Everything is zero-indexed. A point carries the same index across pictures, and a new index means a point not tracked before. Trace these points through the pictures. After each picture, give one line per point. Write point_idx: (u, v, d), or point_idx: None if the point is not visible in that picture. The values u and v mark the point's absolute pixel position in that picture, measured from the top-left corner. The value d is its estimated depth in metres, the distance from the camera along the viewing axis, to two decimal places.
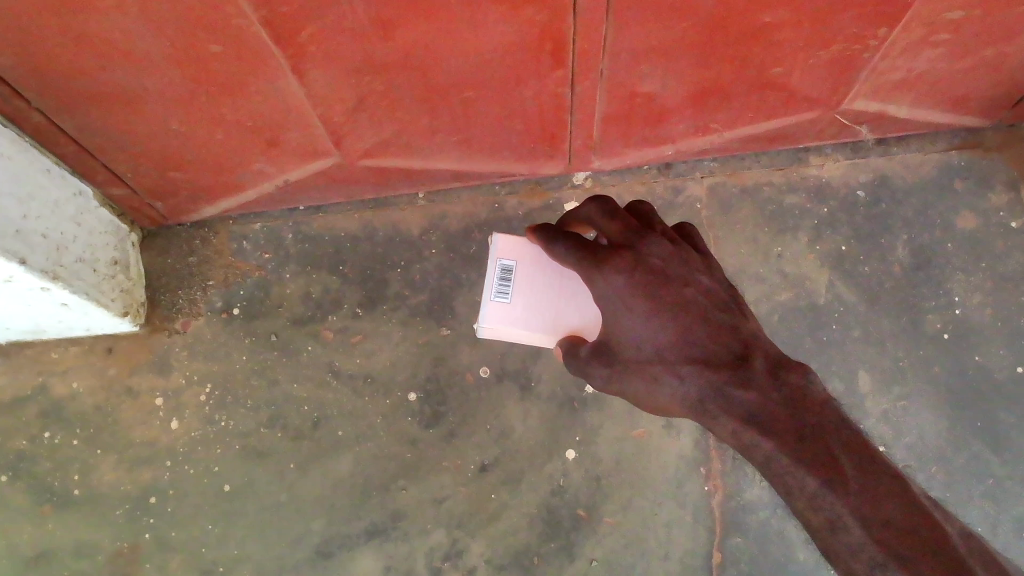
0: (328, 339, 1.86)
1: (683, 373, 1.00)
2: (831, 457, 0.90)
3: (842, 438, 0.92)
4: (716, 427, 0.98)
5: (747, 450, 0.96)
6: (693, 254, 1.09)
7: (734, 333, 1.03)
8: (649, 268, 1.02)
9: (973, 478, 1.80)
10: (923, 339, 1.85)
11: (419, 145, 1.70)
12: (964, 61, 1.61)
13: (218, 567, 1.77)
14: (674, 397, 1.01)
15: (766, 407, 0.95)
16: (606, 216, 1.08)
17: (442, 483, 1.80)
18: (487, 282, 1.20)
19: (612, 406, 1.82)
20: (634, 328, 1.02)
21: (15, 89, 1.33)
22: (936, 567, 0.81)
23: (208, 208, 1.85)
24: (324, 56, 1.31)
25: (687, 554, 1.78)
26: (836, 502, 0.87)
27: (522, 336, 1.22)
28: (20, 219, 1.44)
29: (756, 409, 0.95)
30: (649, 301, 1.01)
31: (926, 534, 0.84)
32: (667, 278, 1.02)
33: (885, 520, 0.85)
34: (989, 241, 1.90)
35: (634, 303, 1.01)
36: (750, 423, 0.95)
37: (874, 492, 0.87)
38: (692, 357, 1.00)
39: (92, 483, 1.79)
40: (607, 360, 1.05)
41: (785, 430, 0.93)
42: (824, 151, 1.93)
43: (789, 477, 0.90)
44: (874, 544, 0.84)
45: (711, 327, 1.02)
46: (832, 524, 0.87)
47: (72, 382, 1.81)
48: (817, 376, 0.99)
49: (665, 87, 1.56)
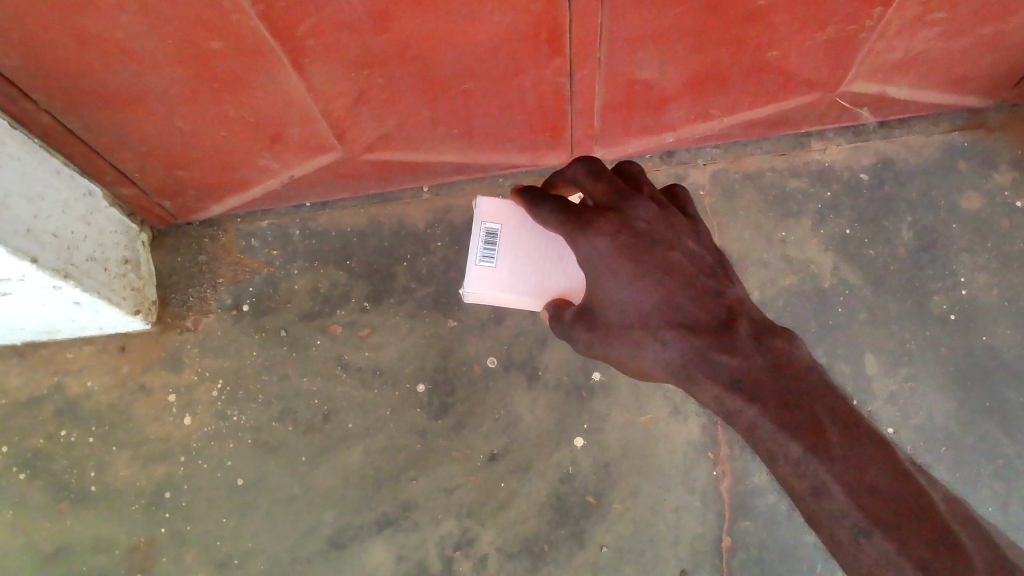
0: (337, 333, 1.88)
1: (666, 338, 1.01)
2: (816, 423, 0.93)
3: (828, 405, 0.95)
4: (699, 392, 1.01)
5: (730, 415, 0.99)
6: (680, 218, 1.10)
7: (719, 299, 1.04)
8: (635, 231, 1.02)
9: (982, 457, 1.80)
10: (929, 321, 1.85)
11: (422, 138, 1.71)
12: (963, 40, 1.61)
13: (233, 560, 1.79)
14: (657, 361, 1.02)
15: (750, 371, 0.98)
16: (594, 177, 1.08)
17: (452, 472, 1.81)
18: (472, 247, 1.22)
19: (619, 393, 1.84)
20: (618, 292, 1.02)
21: (23, 91, 1.36)
22: (919, 533, 0.85)
23: (215, 205, 1.88)
24: (323, 50, 1.32)
25: (697, 539, 1.79)
26: (821, 468, 0.90)
27: (510, 301, 1.23)
28: (30, 219, 1.47)
29: (741, 375, 0.98)
30: (634, 265, 1.01)
31: (910, 500, 0.88)
32: (653, 241, 1.03)
33: (870, 487, 0.88)
34: (994, 221, 1.89)
35: (619, 267, 1.02)
36: (734, 389, 0.98)
37: (858, 459, 0.90)
38: (675, 322, 1.01)
39: (108, 480, 1.81)
40: (592, 325, 1.05)
41: (769, 396, 0.96)
42: (826, 135, 1.93)
43: (774, 443, 0.94)
44: (858, 511, 0.88)
45: (696, 293, 1.03)
46: (816, 490, 0.90)
47: (87, 381, 1.84)
48: (801, 341, 1.02)
49: (663, 73, 1.57)
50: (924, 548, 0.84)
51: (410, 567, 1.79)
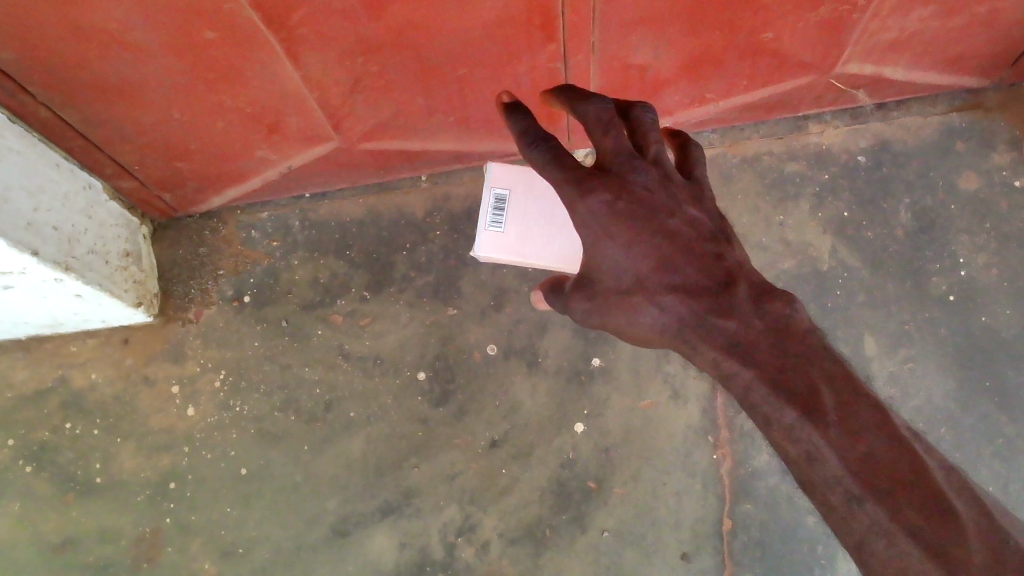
0: (338, 322, 1.90)
1: (664, 303, 1.03)
2: (811, 388, 0.92)
3: (826, 368, 0.94)
4: (697, 356, 1.02)
5: (725, 379, 0.99)
6: (683, 182, 1.09)
7: (719, 263, 1.04)
8: (634, 195, 1.03)
9: (982, 437, 1.79)
10: (929, 302, 1.84)
11: (418, 127, 1.72)
12: (957, 19, 1.61)
13: (238, 548, 1.80)
14: (655, 326, 1.04)
15: (748, 335, 0.98)
16: (599, 131, 1.07)
17: (453, 459, 1.82)
18: None
19: (619, 378, 1.84)
20: (615, 259, 1.04)
21: (20, 84, 1.37)
22: (913, 501, 0.84)
23: (215, 197, 1.89)
24: (316, 38, 1.33)
25: (698, 522, 1.78)
26: (814, 433, 0.89)
27: None
28: (31, 212, 1.48)
29: (739, 339, 0.98)
30: (631, 231, 1.03)
31: (907, 466, 0.86)
32: (651, 206, 1.03)
33: (864, 453, 0.87)
34: (993, 201, 1.89)
35: (616, 232, 1.03)
36: (731, 353, 0.98)
37: (855, 425, 0.89)
38: (673, 286, 1.02)
39: (113, 471, 1.83)
40: (590, 293, 1.09)
41: (764, 361, 0.96)
42: (824, 118, 1.93)
43: (768, 407, 0.93)
44: (851, 477, 0.87)
45: (695, 257, 1.03)
46: (810, 455, 0.89)
47: (91, 373, 1.86)
48: (801, 305, 1.01)
49: (657, 57, 1.57)
50: (917, 515, 0.83)
51: (413, 553, 1.79)
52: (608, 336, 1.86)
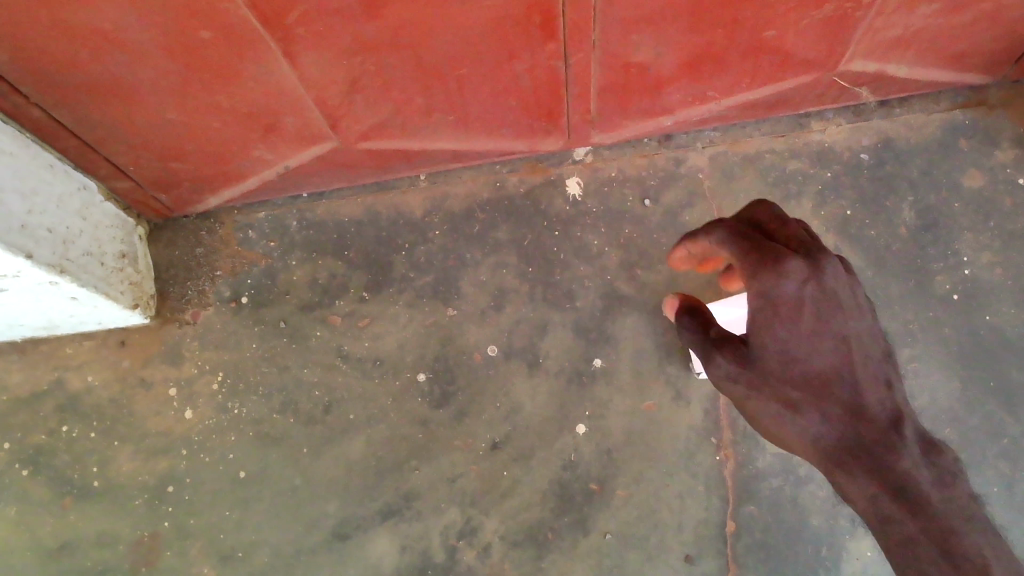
0: (336, 324, 1.88)
1: (793, 400, 1.02)
2: (908, 488, 0.90)
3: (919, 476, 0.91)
4: (805, 451, 1.02)
5: (839, 487, 0.97)
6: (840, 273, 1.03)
7: (861, 389, 1.00)
8: (780, 300, 0.99)
9: (986, 437, 1.77)
10: (932, 300, 1.83)
11: (417, 126, 1.70)
12: (961, 16, 1.60)
13: (237, 552, 1.78)
14: (781, 422, 1.03)
15: (864, 439, 0.96)
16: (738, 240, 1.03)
17: (454, 461, 1.80)
18: None
19: (621, 379, 1.82)
20: (770, 344, 1.03)
21: (12, 85, 1.35)
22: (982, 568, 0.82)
23: (212, 198, 1.87)
24: (313, 37, 1.31)
25: (702, 524, 1.76)
26: (904, 522, 0.88)
27: None
28: (24, 214, 1.46)
29: (859, 448, 0.96)
30: (784, 327, 1.01)
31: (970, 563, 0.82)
32: (800, 312, 1.00)
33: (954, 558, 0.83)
34: (996, 199, 1.87)
35: (774, 328, 1.01)
36: (846, 465, 0.95)
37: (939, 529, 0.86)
38: (805, 390, 1.01)
39: (110, 474, 1.81)
40: (739, 360, 1.08)
41: (869, 464, 0.94)
42: (826, 115, 1.92)
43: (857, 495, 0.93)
44: (917, 542, 0.86)
45: (838, 377, 1.00)
46: (885, 520, 0.90)
47: (87, 376, 1.85)
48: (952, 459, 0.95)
49: (658, 55, 1.56)
50: None
51: (415, 556, 1.77)
52: (609, 336, 1.84)
